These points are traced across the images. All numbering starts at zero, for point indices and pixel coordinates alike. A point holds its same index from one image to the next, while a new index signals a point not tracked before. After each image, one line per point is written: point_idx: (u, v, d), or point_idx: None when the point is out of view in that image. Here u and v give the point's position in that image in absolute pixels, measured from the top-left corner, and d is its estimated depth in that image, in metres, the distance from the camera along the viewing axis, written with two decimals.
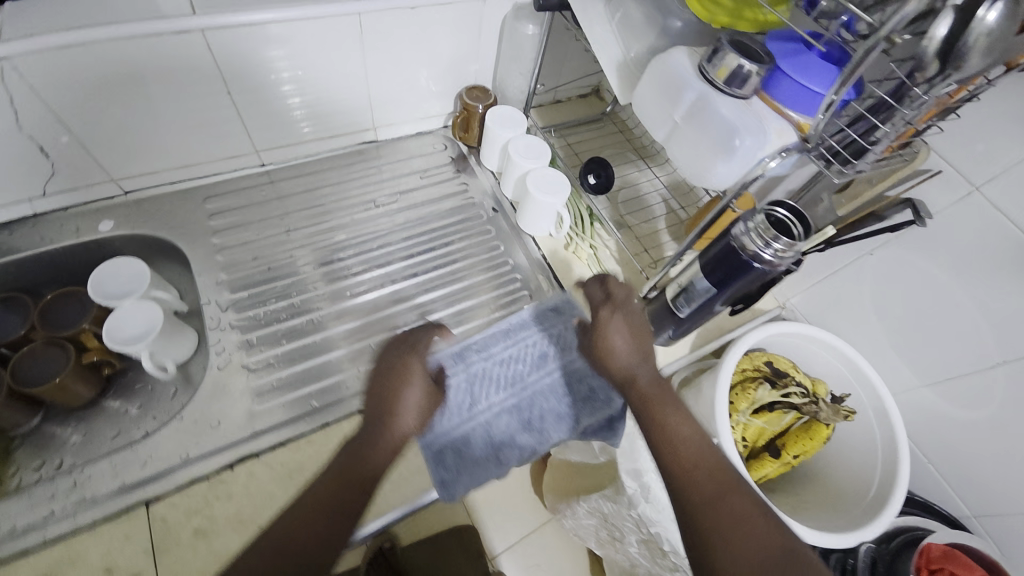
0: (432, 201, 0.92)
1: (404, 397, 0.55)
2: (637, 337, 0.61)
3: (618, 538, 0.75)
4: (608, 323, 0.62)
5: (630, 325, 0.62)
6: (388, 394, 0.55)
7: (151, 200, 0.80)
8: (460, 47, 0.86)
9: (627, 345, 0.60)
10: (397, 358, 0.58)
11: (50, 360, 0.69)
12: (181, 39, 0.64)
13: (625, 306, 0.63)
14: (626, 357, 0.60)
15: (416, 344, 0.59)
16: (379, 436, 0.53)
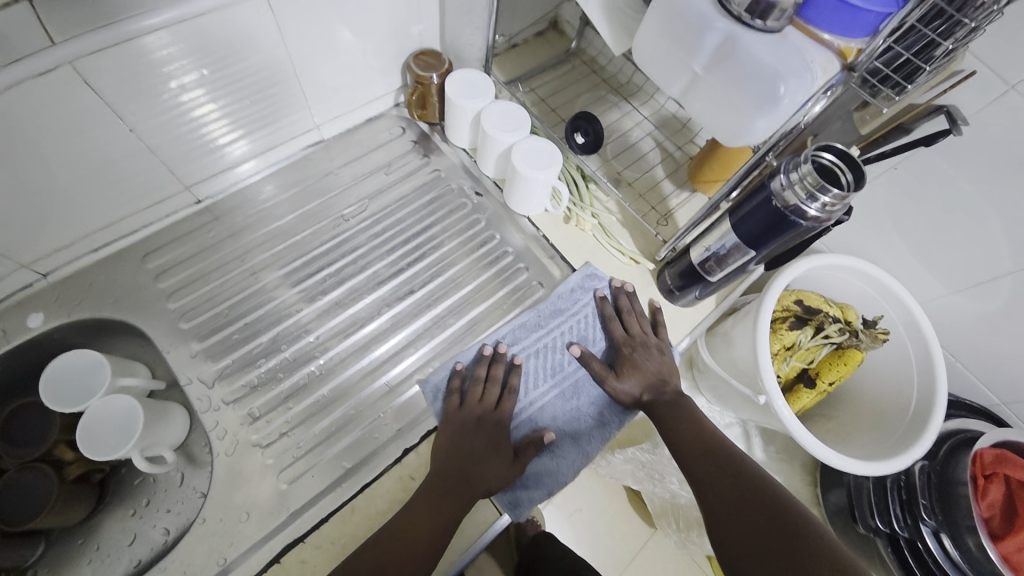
0: (407, 199, 0.81)
1: (493, 455, 0.59)
2: (660, 368, 0.66)
3: (657, 477, 0.82)
4: (632, 358, 0.66)
5: (653, 357, 0.66)
6: (474, 451, 0.59)
7: (79, 275, 0.67)
8: (397, 8, 0.70)
9: (651, 377, 0.65)
10: (484, 424, 0.61)
11: (32, 488, 0.60)
12: (47, 81, 0.49)
13: (644, 341, 0.67)
14: (649, 387, 0.64)
15: (501, 410, 0.62)
16: (460, 491, 0.57)
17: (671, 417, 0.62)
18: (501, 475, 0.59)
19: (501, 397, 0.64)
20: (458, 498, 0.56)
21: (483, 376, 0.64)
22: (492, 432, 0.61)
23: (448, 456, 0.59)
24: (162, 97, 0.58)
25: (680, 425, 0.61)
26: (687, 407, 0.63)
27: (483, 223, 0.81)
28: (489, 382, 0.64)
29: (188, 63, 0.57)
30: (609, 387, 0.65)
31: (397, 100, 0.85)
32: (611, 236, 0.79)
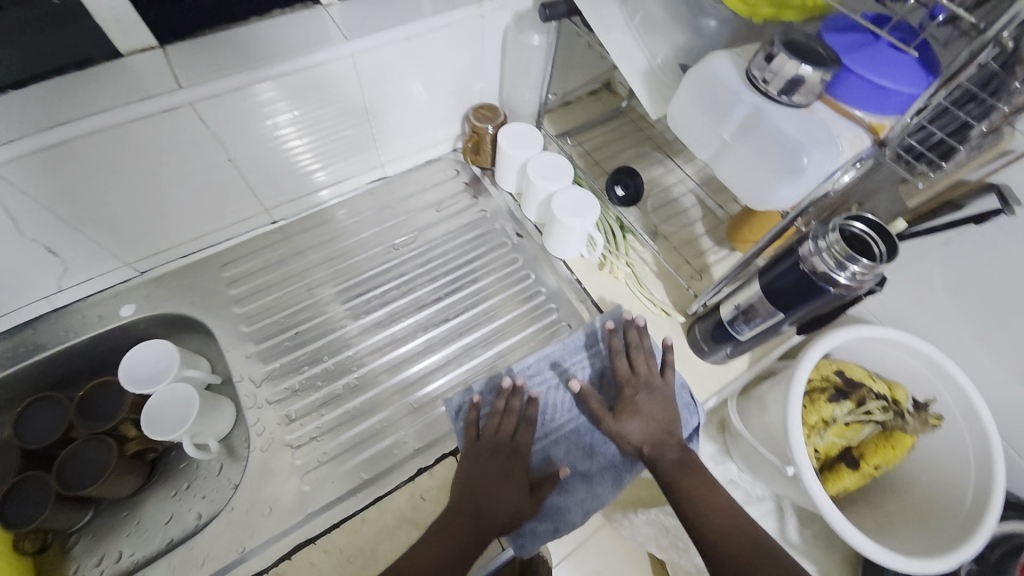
0: (453, 235, 0.87)
1: (506, 487, 0.59)
2: (663, 414, 0.62)
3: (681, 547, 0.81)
4: (634, 400, 0.63)
5: (656, 401, 0.63)
6: (487, 481, 0.59)
7: (168, 276, 0.78)
8: (463, 67, 0.79)
9: (654, 424, 0.62)
10: (500, 454, 0.61)
11: (95, 456, 0.67)
12: (171, 116, 0.60)
13: (648, 382, 0.64)
14: (651, 435, 0.61)
15: (519, 443, 0.62)
16: (468, 525, 0.56)
17: (680, 477, 0.58)
18: (514, 512, 0.58)
19: (516, 429, 0.63)
20: (465, 532, 0.56)
21: (501, 408, 0.65)
22: (501, 463, 0.60)
23: (464, 486, 0.59)
24: (262, 130, 0.69)
25: (688, 484, 0.57)
26: (693, 465, 0.59)
27: (518, 262, 0.85)
28: (505, 415, 0.64)
29: (286, 104, 0.67)
30: (610, 430, 0.62)
31: (455, 145, 0.94)
32: (644, 287, 0.80)
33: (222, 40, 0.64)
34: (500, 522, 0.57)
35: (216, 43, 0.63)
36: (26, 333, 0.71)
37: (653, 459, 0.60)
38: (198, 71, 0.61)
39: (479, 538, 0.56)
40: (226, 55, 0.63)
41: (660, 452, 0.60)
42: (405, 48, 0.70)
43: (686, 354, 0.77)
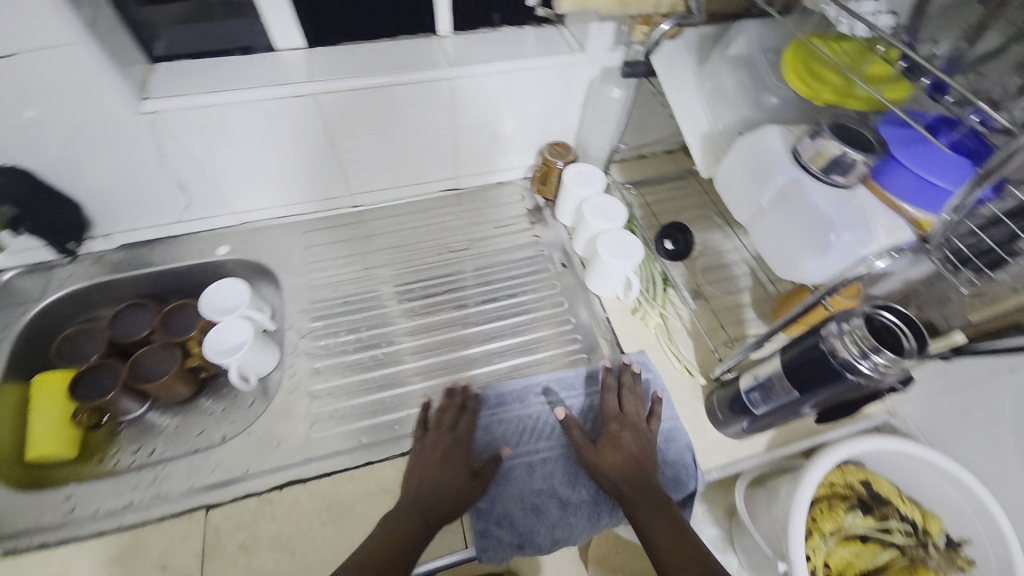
0: (504, 251, 0.94)
1: (450, 475, 0.62)
2: (639, 453, 0.64)
3: None
4: (615, 437, 0.65)
5: (637, 442, 0.65)
6: (436, 473, 0.62)
7: (258, 230, 0.91)
8: (548, 106, 0.87)
9: (631, 460, 0.63)
10: (451, 450, 0.64)
11: (162, 361, 0.80)
12: (295, 102, 0.73)
13: (635, 424, 0.67)
14: (627, 470, 0.62)
15: (460, 434, 0.66)
16: (415, 513, 0.58)
17: (653, 519, 0.58)
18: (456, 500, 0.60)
19: (458, 420, 0.68)
20: (413, 520, 0.58)
21: (448, 406, 0.69)
22: (451, 453, 0.64)
23: (419, 480, 0.61)
24: (372, 125, 0.81)
25: (659, 528, 0.57)
26: (668, 509, 0.59)
27: (556, 289, 0.89)
28: (447, 410, 0.69)
29: (390, 110, 0.79)
30: (587, 459, 0.64)
31: (526, 174, 1.01)
32: (672, 341, 0.80)
33: (354, 50, 0.77)
34: (444, 508, 0.60)
35: (350, 52, 0.76)
36: (144, 250, 0.86)
37: (626, 495, 0.60)
38: (330, 70, 0.74)
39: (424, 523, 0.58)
40: (355, 62, 0.75)
41: (633, 488, 0.61)
42: (500, 80, 0.80)
43: (700, 418, 0.75)
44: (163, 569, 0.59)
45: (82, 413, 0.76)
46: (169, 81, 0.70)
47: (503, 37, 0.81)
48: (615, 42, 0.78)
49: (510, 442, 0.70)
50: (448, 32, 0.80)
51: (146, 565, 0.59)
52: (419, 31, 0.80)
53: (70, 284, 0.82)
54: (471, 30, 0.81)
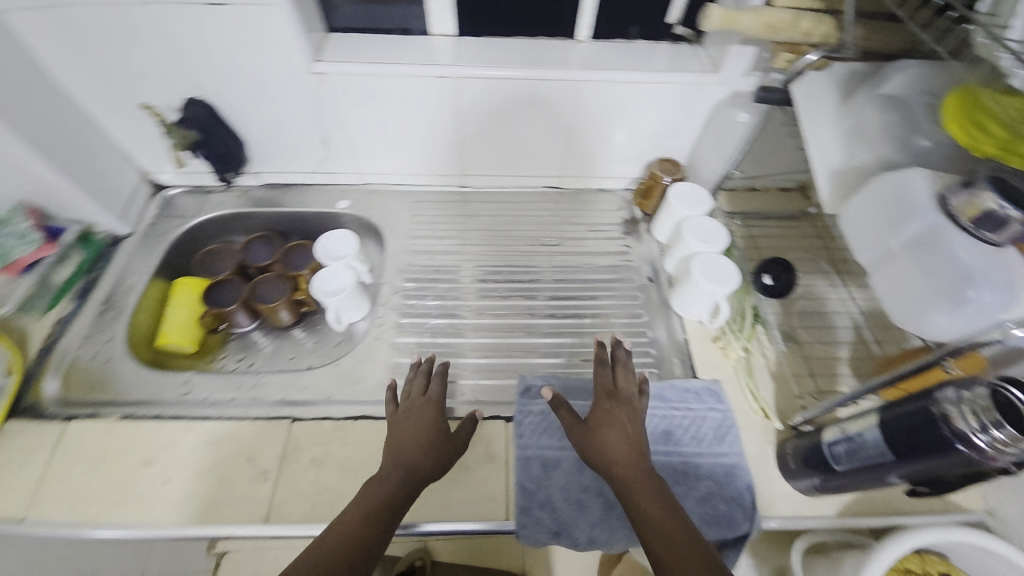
0: (592, 254, 0.95)
1: (424, 437, 0.62)
2: (631, 428, 0.61)
3: None
4: (606, 414, 0.62)
5: (630, 418, 0.62)
6: (410, 435, 0.62)
7: (375, 192, 0.99)
8: (669, 122, 0.87)
9: (624, 437, 0.60)
10: (422, 407, 0.66)
11: (276, 289, 0.91)
12: (439, 82, 0.80)
13: (628, 400, 0.64)
14: (620, 447, 0.59)
15: (430, 392, 0.68)
16: (397, 479, 0.58)
17: (647, 500, 0.55)
18: (435, 462, 0.61)
19: (428, 384, 0.69)
20: (395, 485, 0.58)
21: (416, 376, 0.70)
22: (424, 412, 0.65)
23: (394, 447, 0.61)
24: (498, 113, 0.86)
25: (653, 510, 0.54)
26: (664, 492, 0.56)
27: (637, 301, 0.89)
28: (418, 378, 0.70)
29: (516, 102, 0.84)
30: (582, 437, 0.61)
31: (629, 186, 1.02)
32: (751, 377, 0.77)
33: (498, 43, 0.82)
34: (425, 467, 0.60)
35: (494, 44, 0.82)
36: (280, 191, 0.98)
37: (618, 473, 0.58)
38: (473, 59, 0.80)
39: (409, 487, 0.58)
40: (496, 54, 0.81)
41: (627, 466, 0.58)
42: (625, 90, 0.82)
43: (766, 461, 0.72)
44: (250, 459, 0.67)
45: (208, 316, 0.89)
46: (338, 47, 0.79)
47: (638, 50, 0.83)
48: (752, 68, 0.77)
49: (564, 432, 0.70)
50: (586, 37, 0.83)
51: (236, 454, 0.67)
52: (558, 34, 0.84)
53: (219, 208, 0.96)
54: (610, 39, 0.84)
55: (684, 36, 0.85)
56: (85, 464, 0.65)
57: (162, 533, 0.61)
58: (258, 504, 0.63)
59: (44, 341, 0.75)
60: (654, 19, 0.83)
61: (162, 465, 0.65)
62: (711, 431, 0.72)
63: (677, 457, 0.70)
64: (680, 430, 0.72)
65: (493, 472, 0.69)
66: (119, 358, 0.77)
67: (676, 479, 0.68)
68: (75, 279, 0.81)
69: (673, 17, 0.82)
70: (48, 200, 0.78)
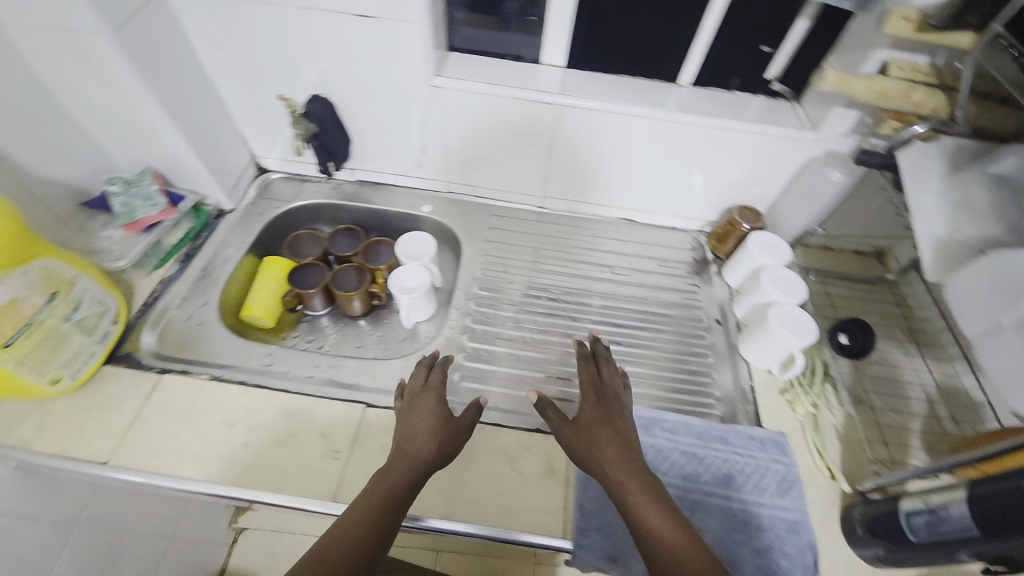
0: (660, 288, 0.97)
1: (425, 422, 0.64)
2: (620, 425, 0.65)
3: None
4: (590, 415, 0.66)
5: (613, 417, 0.66)
6: (414, 424, 0.64)
7: (458, 202, 1.04)
8: (756, 172, 0.89)
9: (613, 432, 0.64)
10: (421, 394, 0.69)
11: (354, 279, 0.95)
12: (544, 108, 0.84)
13: (609, 400, 0.69)
14: (611, 443, 0.63)
15: (429, 380, 0.71)
16: (401, 469, 0.60)
17: (639, 499, 0.57)
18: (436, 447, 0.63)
19: (428, 375, 0.72)
20: (401, 475, 0.59)
21: (419, 371, 0.73)
22: (426, 401, 0.67)
23: (399, 435, 0.64)
24: (591, 143, 0.90)
25: (649, 505, 0.56)
26: (656, 489, 0.58)
27: (703, 342, 0.89)
28: (422, 372, 0.72)
29: (612, 135, 0.88)
30: (571, 433, 0.65)
31: (703, 228, 1.03)
32: (818, 435, 0.76)
33: (604, 78, 0.86)
34: (427, 455, 0.61)
35: (600, 79, 0.86)
36: (370, 188, 1.04)
37: (608, 471, 0.60)
38: (580, 90, 0.84)
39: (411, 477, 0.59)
40: (601, 89, 0.85)
41: (615, 462, 0.61)
42: (721, 136, 0.84)
43: (826, 522, 0.70)
44: (323, 436, 0.69)
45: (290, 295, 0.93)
46: (456, 64, 0.84)
47: (737, 100, 0.86)
48: (852, 130, 0.79)
49: None
50: (687, 82, 0.87)
51: (311, 430, 0.70)
52: (658, 77, 0.88)
53: (313, 197, 1.02)
54: (708, 87, 0.87)
55: (781, 92, 0.87)
56: (173, 418, 0.69)
57: (236, 495, 0.63)
58: (327, 482, 0.66)
59: (148, 296, 0.80)
60: (755, 71, 0.86)
61: (242, 429, 0.69)
62: (773, 483, 0.71)
63: (737, 504, 0.69)
64: (742, 476, 0.71)
65: (553, 488, 0.69)
66: (210, 323, 0.81)
67: (736, 526, 0.67)
68: (178, 247, 0.86)
69: (773, 73, 0.85)
70: (172, 169, 0.85)
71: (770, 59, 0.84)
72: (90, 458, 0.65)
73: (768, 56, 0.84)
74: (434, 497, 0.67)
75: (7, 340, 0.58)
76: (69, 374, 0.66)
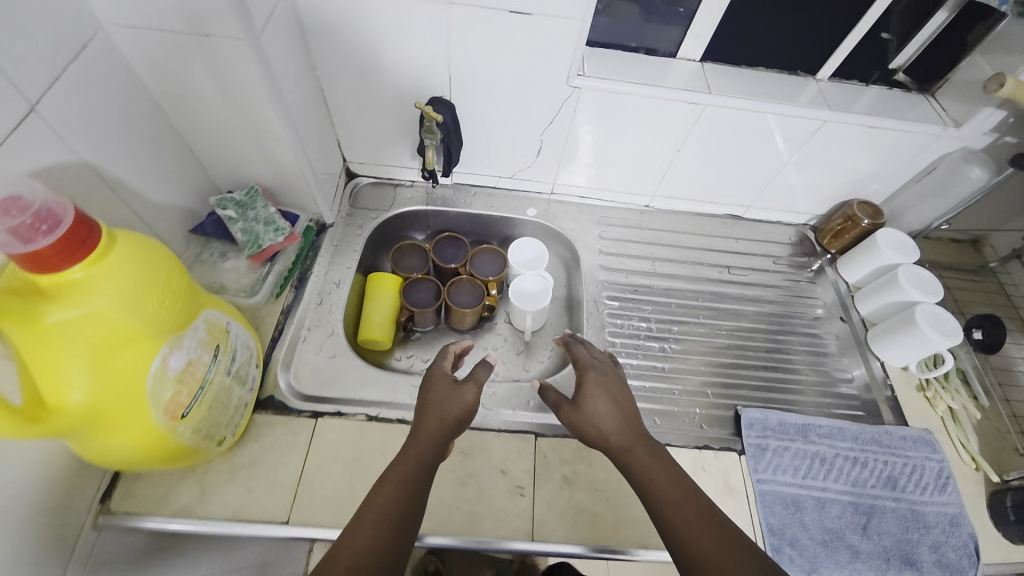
0: (777, 287, 0.96)
1: (425, 417, 0.58)
2: (620, 398, 0.61)
3: None
4: (589, 389, 0.62)
5: (612, 391, 0.62)
6: (423, 408, 0.60)
7: (564, 204, 0.99)
8: (883, 168, 0.89)
9: (613, 406, 0.60)
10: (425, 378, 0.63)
11: (471, 292, 0.89)
12: (688, 109, 0.79)
13: (605, 374, 0.64)
14: (613, 421, 0.59)
15: (434, 365, 0.65)
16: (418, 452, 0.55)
17: (648, 471, 0.56)
18: (434, 441, 0.57)
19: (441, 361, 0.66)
20: (418, 456, 0.55)
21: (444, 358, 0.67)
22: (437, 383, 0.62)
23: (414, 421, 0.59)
24: (723, 143, 0.85)
25: (664, 482, 0.55)
26: (664, 457, 0.57)
27: (829, 341, 0.91)
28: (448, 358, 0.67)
29: (750, 134, 0.83)
30: (571, 412, 0.61)
31: (809, 221, 1.02)
32: (960, 428, 0.80)
33: (744, 73, 0.83)
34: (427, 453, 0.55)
35: (737, 74, 0.83)
36: (469, 192, 0.97)
37: (613, 446, 0.58)
38: (723, 87, 0.80)
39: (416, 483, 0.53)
40: (742, 85, 0.81)
41: (619, 437, 0.58)
42: (862, 133, 0.82)
43: (980, 513, 0.74)
44: (502, 472, 0.66)
45: (405, 314, 0.86)
46: (594, 62, 0.78)
47: (871, 95, 0.85)
48: (993, 129, 0.80)
49: (800, 471, 0.72)
50: (824, 77, 0.84)
51: (489, 466, 0.66)
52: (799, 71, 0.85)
53: (411, 204, 0.94)
54: (842, 80, 0.85)
55: (903, 83, 0.87)
56: (342, 465, 0.64)
57: (434, 543, 0.60)
58: (521, 521, 0.63)
59: (274, 329, 0.73)
60: (878, 64, 0.85)
61: None
62: (932, 480, 0.74)
63: (906, 504, 0.71)
64: (904, 477, 0.74)
65: (738, 507, 0.69)
66: (342, 355, 0.75)
67: (910, 528, 0.70)
68: (291, 270, 0.78)
69: (898, 63, 0.85)
70: (282, 184, 0.76)
71: (888, 46, 0.83)
72: (268, 518, 0.59)
73: (885, 42, 0.82)
74: (628, 527, 0.64)
75: (188, 409, 0.51)
76: (230, 431, 0.60)
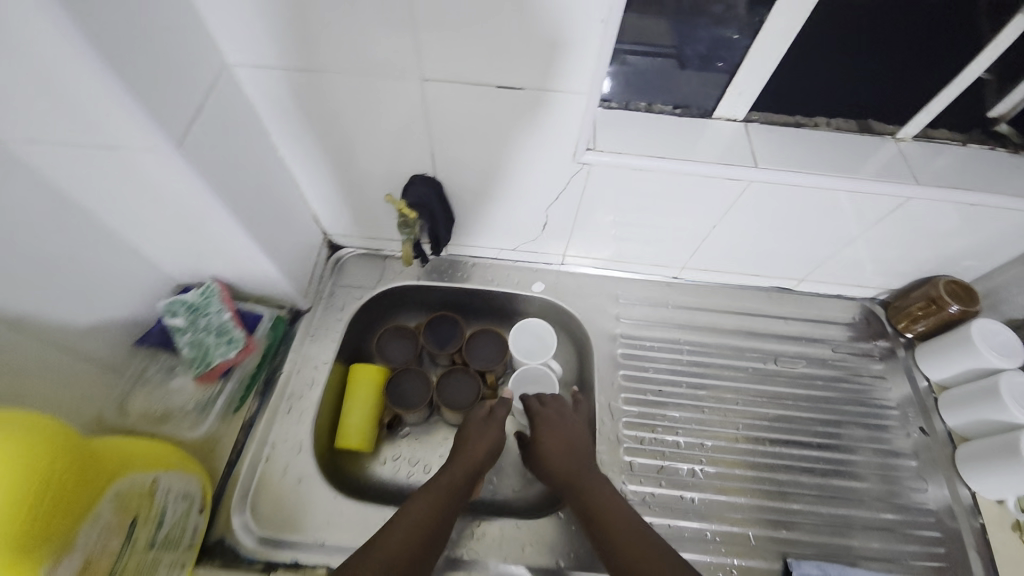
0: (837, 381, 0.79)
1: (462, 447, 0.66)
2: (571, 437, 0.66)
3: None
4: (543, 432, 0.67)
5: (570, 428, 0.68)
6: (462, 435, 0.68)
7: (577, 277, 0.85)
8: (981, 245, 0.70)
9: (565, 441, 0.66)
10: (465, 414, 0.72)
11: (465, 386, 0.77)
12: (728, 185, 0.64)
13: (561, 414, 0.69)
14: (562, 456, 0.65)
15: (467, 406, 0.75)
16: (455, 477, 0.62)
17: (593, 501, 0.60)
18: (472, 466, 0.64)
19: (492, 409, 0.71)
20: (454, 479, 0.62)
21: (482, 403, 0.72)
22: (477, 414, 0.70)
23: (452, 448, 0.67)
24: (771, 218, 0.70)
25: (607, 504, 0.59)
26: (609, 489, 0.62)
27: (903, 459, 0.73)
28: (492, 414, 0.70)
29: (805, 210, 0.67)
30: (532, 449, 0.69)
31: (877, 296, 0.84)
32: None
33: (799, 133, 0.66)
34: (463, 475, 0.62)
35: (790, 134, 0.67)
36: (467, 264, 0.84)
37: (564, 479, 0.63)
38: (772, 156, 0.64)
39: (446, 499, 0.59)
40: (798, 152, 0.65)
41: (569, 470, 0.64)
42: (957, 211, 0.64)
43: None
44: None
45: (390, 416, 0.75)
46: (608, 131, 0.64)
47: (968, 156, 0.67)
48: None
49: None
50: (908, 136, 0.67)
51: None
52: (872, 122, 0.68)
53: (401, 278, 0.83)
54: (926, 135, 0.68)
55: (1003, 134, 0.68)
56: None
57: None
58: None
59: (233, 448, 0.64)
60: (972, 115, 0.67)
61: None
62: None
63: None
64: None
65: None
66: (311, 477, 0.64)
67: None
68: (255, 375, 0.69)
69: (1000, 111, 0.66)
70: (242, 276, 0.67)
71: (985, 87, 0.65)
72: None
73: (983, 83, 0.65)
74: None
75: None
76: None
